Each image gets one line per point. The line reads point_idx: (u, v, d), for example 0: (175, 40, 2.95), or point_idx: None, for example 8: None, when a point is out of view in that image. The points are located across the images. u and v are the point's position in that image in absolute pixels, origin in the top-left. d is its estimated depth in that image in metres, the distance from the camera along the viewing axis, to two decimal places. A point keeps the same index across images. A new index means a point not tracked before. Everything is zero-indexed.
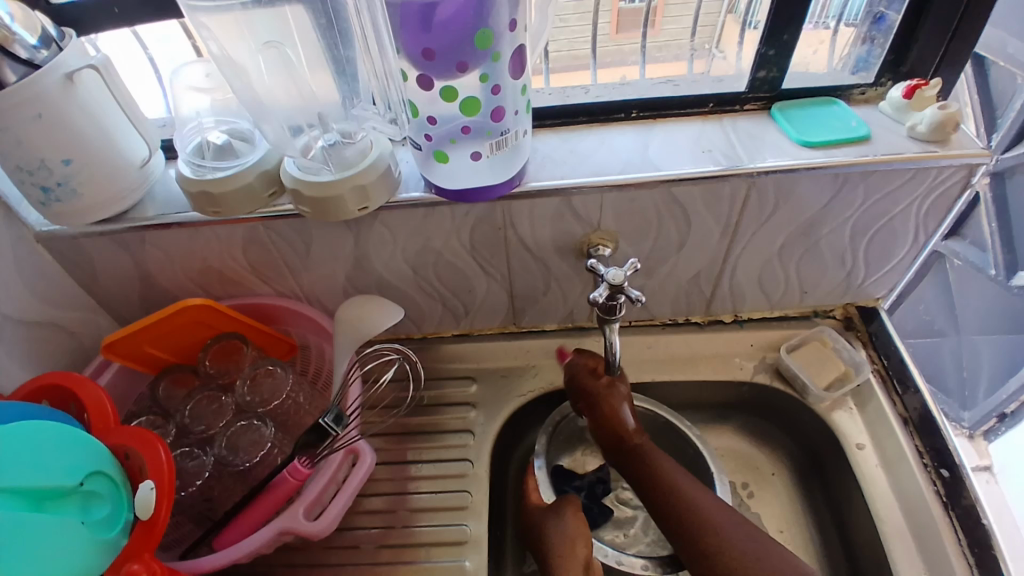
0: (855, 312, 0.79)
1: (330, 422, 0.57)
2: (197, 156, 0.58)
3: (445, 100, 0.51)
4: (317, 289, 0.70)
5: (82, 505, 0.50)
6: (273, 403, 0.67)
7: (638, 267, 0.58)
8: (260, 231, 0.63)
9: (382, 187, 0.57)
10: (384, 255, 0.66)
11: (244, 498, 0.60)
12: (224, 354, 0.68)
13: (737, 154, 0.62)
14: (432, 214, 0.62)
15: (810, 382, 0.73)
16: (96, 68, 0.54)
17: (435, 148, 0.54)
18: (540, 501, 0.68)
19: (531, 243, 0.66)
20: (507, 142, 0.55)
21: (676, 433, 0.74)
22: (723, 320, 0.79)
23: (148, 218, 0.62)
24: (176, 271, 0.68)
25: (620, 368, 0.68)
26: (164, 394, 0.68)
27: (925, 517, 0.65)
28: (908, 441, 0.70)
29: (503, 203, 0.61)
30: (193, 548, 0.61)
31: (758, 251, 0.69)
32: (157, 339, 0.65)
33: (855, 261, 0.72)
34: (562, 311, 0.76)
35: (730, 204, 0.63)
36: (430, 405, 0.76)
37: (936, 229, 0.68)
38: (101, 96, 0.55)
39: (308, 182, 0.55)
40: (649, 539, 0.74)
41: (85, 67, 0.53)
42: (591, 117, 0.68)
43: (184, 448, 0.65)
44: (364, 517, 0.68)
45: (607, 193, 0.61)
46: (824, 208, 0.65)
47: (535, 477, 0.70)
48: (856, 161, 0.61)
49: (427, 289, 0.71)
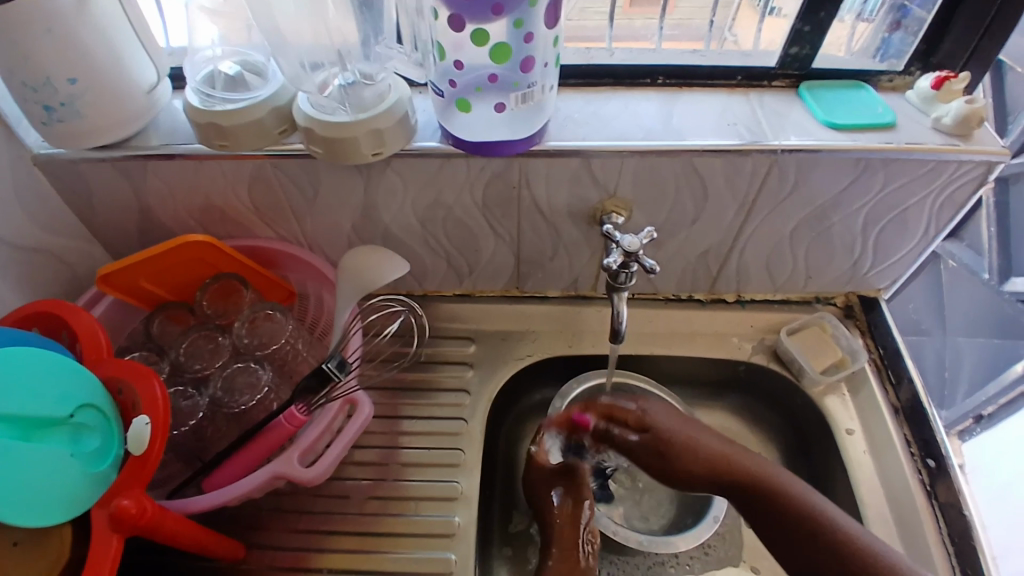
0: (856, 300, 0.79)
1: (333, 368, 0.56)
2: (208, 85, 0.55)
3: (475, 45, 0.49)
4: (321, 235, 0.69)
5: (72, 436, 0.49)
6: (272, 346, 0.65)
7: (653, 237, 0.58)
8: (268, 170, 0.61)
9: (398, 134, 0.55)
10: (393, 206, 0.64)
11: (238, 440, 0.60)
12: (223, 294, 0.67)
13: (762, 130, 0.61)
14: (447, 166, 0.60)
15: (807, 365, 0.73)
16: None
17: (458, 97, 0.53)
18: (547, 462, 0.69)
19: (545, 206, 0.64)
20: (533, 96, 0.53)
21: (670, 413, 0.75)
22: (725, 299, 0.79)
23: (151, 147, 0.60)
24: (176, 206, 0.66)
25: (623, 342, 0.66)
26: (157, 330, 0.66)
27: (908, 505, 0.67)
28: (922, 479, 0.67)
29: (520, 160, 0.59)
30: (183, 486, 0.61)
31: (770, 232, 0.69)
32: (154, 274, 0.63)
33: (863, 250, 0.71)
34: (567, 278, 0.75)
35: (751, 181, 0.62)
36: (427, 362, 0.75)
37: (946, 224, 0.68)
38: (111, 12, 0.53)
39: (322, 121, 0.53)
40: (640, 521, 0.75)
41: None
42: (616, 80, 0.66)
43: (178, 386, 0.64)
44: (355, 468, 0.68)
45: (628, 158, 0.60)
46: (840, 194, 0.64)
47: (544, 441, 0.70)
48: (880, 148, 0.60)
49: (433, 244, 0.70)
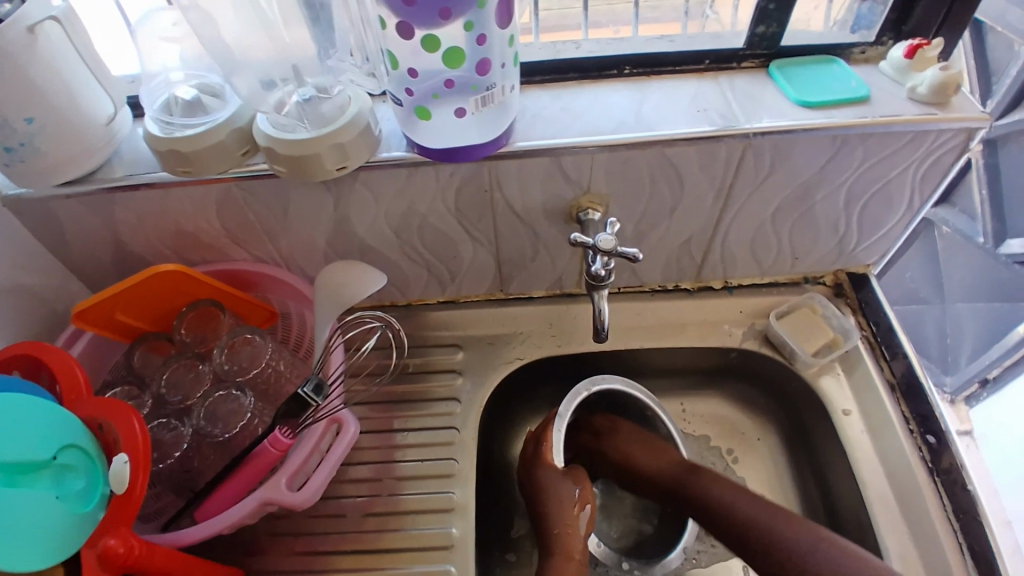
0: (845, 278, 0.78)
1: (309, 392, 0.56)
2: (166, 112, 0.54)
3: (427, 51, 0.48)
4: (297, 253, 0.68)
5: (55, 478, 0.49)
6: (252, 371, 0.64)
7: (617, 226, 0.57)
8: (234, 192, 0.60)
9: (362, 145, 0.54)
10: (366, 219, 0.63)
11: (226, 468, 0.59)
12: (201, 320, 0.65)
13: (734, 115, 0.60)
14: (415, 174, 0.58)
15: (798, 348, 0.72)
16: (58, 19, 0.50)
17: (417, 105, 0.52)
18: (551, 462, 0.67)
19: (519, 207, 0.63)
20: (493, 98, 0.52)
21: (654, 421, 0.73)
22: (713, 287, 0.78)
23: (115, 178, 0.59)
24: (148, 235, 0.65)
25: (611, 278, 0.59)
26: (138, 362, 0.65)
27: (909, 483, 0.65)
28: (941, 467, 0.65)
29: (490, 162, 0.58)
30: (176, 518, 0.61)
31: (751, 215, 0.67)
32: (129, 306, 0.62)
33: (848, 227, 0.70)
34: (551, 278, 0.74)
35: (725, 166, 0.61)
36: (415, 372, 0.74)
37: (930, 195, 0.67)
38: (64, 49, 0.52)
39: (283, 140, 0.52)
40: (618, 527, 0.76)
41: (46, 19, 0.50)
42: (582, 73, 0.65)
43: (161, 418, 0.63)
44: (350, 485, 0.67)
45: (598, 154, 0.58)
46: (818, 172, 0.63)
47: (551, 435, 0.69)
48: (856, 122, 0.58)
49: (412, 254, 0.69)
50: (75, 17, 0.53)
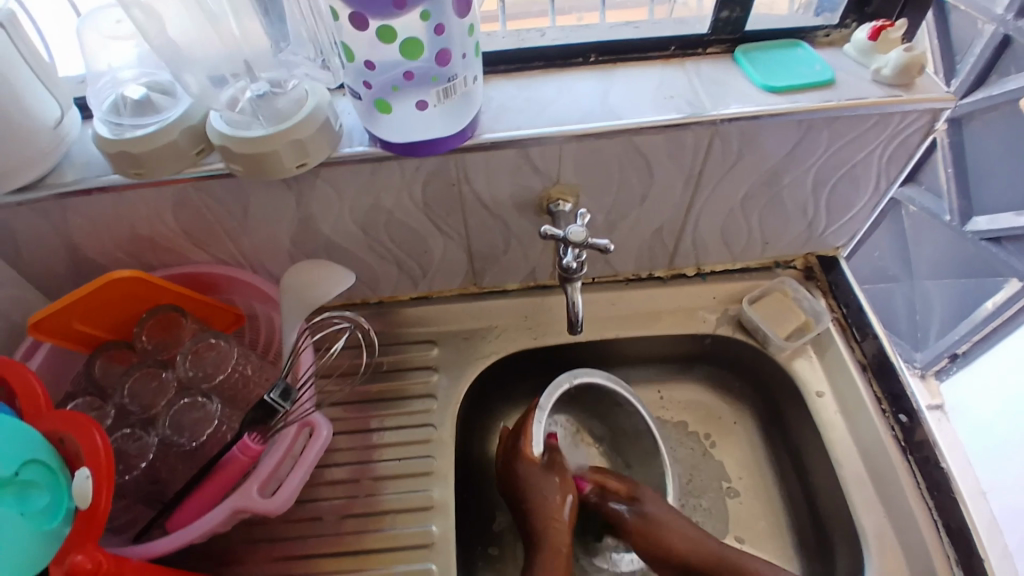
0: (815, 261, 0.78)
1: (276, 398, 0.54)
2: (114, 113, 0.52)
3: (383, 43, 0.46)
4: (261, 253, 0.66)
5: (19, 495, 0.46)
6: (218, 378, 0.63)
7: (588, 218, 0.56)
8: (192, 193, 0.58)
9: (322, 141, 0.52)
10: (331, 217, 0.62)
11: (196, 477, 0.57)
12: (162, 327, 0.63)
13: (700, 101, 0.59)
14: (380, 170, 0.57)
15: (770, 332, 0.73)
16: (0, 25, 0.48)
17: (376, 98, 0.50)
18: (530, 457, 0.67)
19: (488, 199, 0.62)
20: (455, 90, 0.50)
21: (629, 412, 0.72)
22: (686, 274, 0.78)
23: (65, 182, 0.56)
24: (105, 240, 0.62)
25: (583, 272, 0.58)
26: (99, 373, 0.63)
27: (883, 462, 0.67)
28: (911, 445, 0.66)
29: (456, 156, 0.57)
30: (146, 531, 0.58)
31: (721, 201, 0.67)
32: (88, 314, 0.60)
33: (816, 210, 0.71)
34: (524, 270, 0.74)
35: (694, 154, 0.61)
36: (390, 370, 0.73)
37: (896, 176, 0.68)
38: (8, 53, 0.49)
39: (238, 138, 0.50)
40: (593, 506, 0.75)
41: None
42: (547, 61, 0.64)
43: (126, 430, 0.61)
44: (327, 488, 0.66)
45: (566, 143, 0.57)
46: (787, 156, 0.63)
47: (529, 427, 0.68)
48: (821, 106, 0.58)
49: (380, 251, 0.67)
50: (19, 20, 0.50)
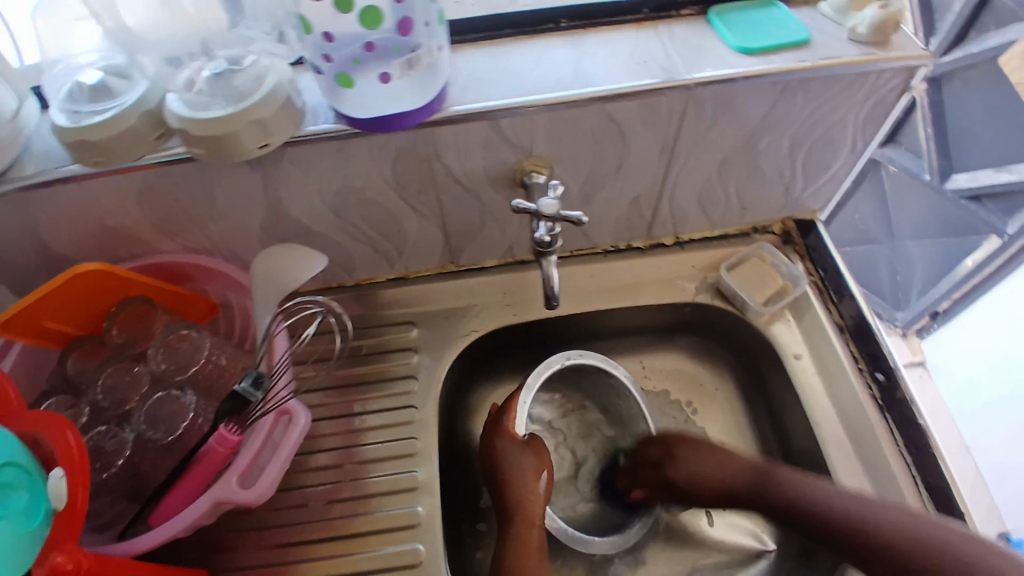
0: (793, 226, 0.78)
1: (247, 387, 0.54)
2: (71, 100, 0.50)
3: (341, 13, 0.45)
4: (231, 239, 0.64)
5: None
6: (191, 369, 0.62)
7: (560, 190, 0.56)
8: (155, 181, 0.56)
9: (284, 120, 0.51)
10: (300, 199, 0.60)
11: (175, 470, 0.57)
12: (132, 321, 0.62)
13: (674, 66, 0.58)
14: (346, 148, 0.55)
15: (749, 298, 0.73)
16: None
17: (338, 72, 0.48)
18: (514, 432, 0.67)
19: (460, 174, 0.61)
20: (419, 60, 0.50)
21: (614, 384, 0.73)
22: (665, 243, 0.77)
23: (26, 176, 0.54)
24: (70, 234, 0.60)
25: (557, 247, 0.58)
26: (73, 370, 0.62)
27: (862, 422, 0.67)
28: (886, 404, 0.68)
29: (424, 131, 0.55)
30: (132, 524, 0.57)
31: (698, 168, 0.66)
32: (57, 310, 0.58)
33: (794, 174, 0.70)
34: (502, 246, 0.73)
35: (669, 120, 0.60)
36: (370, 353, 0.72)
37: (873, 135, 0.67)
38: None
39: (198, 119, 0.48)
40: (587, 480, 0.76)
41: None
42: (516, 29, 0.62)
43: (101, 427, 0.61)
44: (312, 474, 0.66)
45: (538, 114, 0.56)
46: (763, 119, 0.62)
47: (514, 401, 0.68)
48: (796, 67, 0.57)
49: (353, 232, 0.66)
50: None
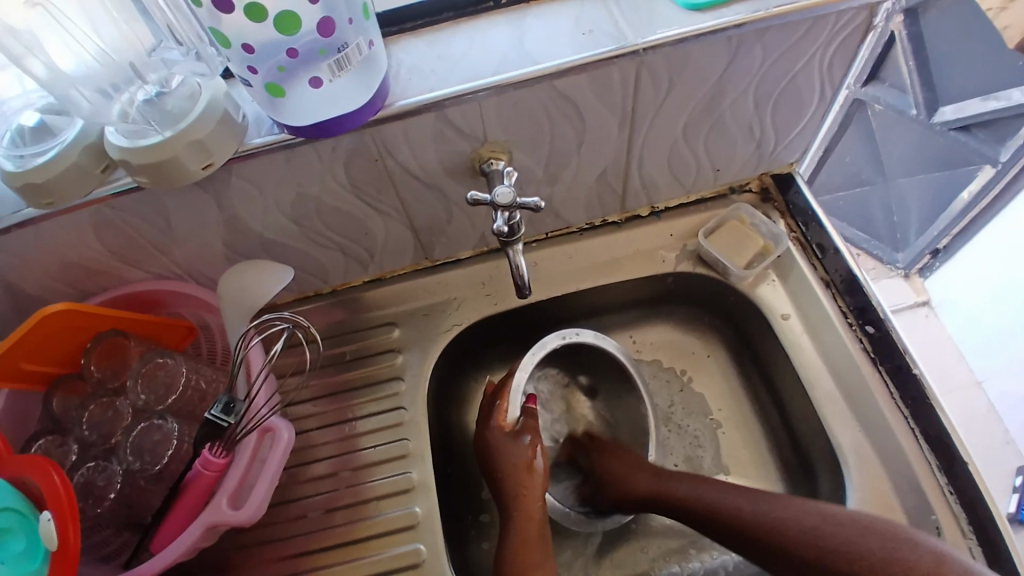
0: (770, 181, 0.76)
1: (218, 414, 0.54)
2: (15, 144, 0.49)
3: (255, 23, 0.43)
4: (198, 260, 0.64)
5: None
6: (171, 399, 0.63)
7: (513, 176, 0.55)
8: (109, 213, 0.55)
9: (224, 137, 0.50)
10: (258, 213, 0.59)
11: (167, 498, 0.57)
12: (106, 355, 0.62)
13: (621, 32, 0.56)
14: (295, 156, 0.54)
15: (729, 264, 0.71)
16: None
17: (267, 82, 0.47)
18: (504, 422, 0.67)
19: (417, 170, 0.60)
20: (349, 60, 0.47)
21: (618, 367, 0.71)
22: (640, 214, 0.76)
23: None
24: (36, 274, 0.60)
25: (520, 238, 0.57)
26: (58, 410, 0.61)
27: (855, 377, 0.67)
28: (879, 356, 0.66)
29: (371, 130, 0.54)
30: (135, 555, 0.58)
31: (662, 135, 0.65)
32: (33, 353, 0.58)
33: (763, 129, 0.68)
34: (473, 236, 0.72)
35: (623, 90, 0.58)
36: (353, 359, 0.72)
37: (841, 78, 0.65)
38: None
39: (138, 148, 0.47)
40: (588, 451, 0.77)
41: None
42: (456, 10, 0.60)
43: (91, 462, 0.61)
44: (309, 485, 0.66)
45: (485, 100, 0.54)
46: (722, 76, 0.60)
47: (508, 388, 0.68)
48: (748, 19, 0.55)
49: (320, 240, 0.65)
50: None
